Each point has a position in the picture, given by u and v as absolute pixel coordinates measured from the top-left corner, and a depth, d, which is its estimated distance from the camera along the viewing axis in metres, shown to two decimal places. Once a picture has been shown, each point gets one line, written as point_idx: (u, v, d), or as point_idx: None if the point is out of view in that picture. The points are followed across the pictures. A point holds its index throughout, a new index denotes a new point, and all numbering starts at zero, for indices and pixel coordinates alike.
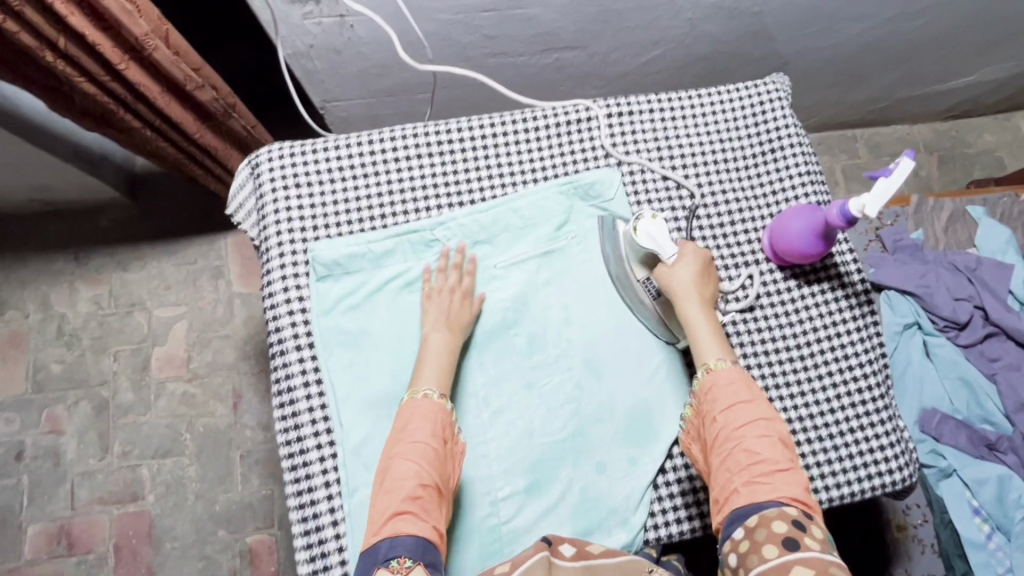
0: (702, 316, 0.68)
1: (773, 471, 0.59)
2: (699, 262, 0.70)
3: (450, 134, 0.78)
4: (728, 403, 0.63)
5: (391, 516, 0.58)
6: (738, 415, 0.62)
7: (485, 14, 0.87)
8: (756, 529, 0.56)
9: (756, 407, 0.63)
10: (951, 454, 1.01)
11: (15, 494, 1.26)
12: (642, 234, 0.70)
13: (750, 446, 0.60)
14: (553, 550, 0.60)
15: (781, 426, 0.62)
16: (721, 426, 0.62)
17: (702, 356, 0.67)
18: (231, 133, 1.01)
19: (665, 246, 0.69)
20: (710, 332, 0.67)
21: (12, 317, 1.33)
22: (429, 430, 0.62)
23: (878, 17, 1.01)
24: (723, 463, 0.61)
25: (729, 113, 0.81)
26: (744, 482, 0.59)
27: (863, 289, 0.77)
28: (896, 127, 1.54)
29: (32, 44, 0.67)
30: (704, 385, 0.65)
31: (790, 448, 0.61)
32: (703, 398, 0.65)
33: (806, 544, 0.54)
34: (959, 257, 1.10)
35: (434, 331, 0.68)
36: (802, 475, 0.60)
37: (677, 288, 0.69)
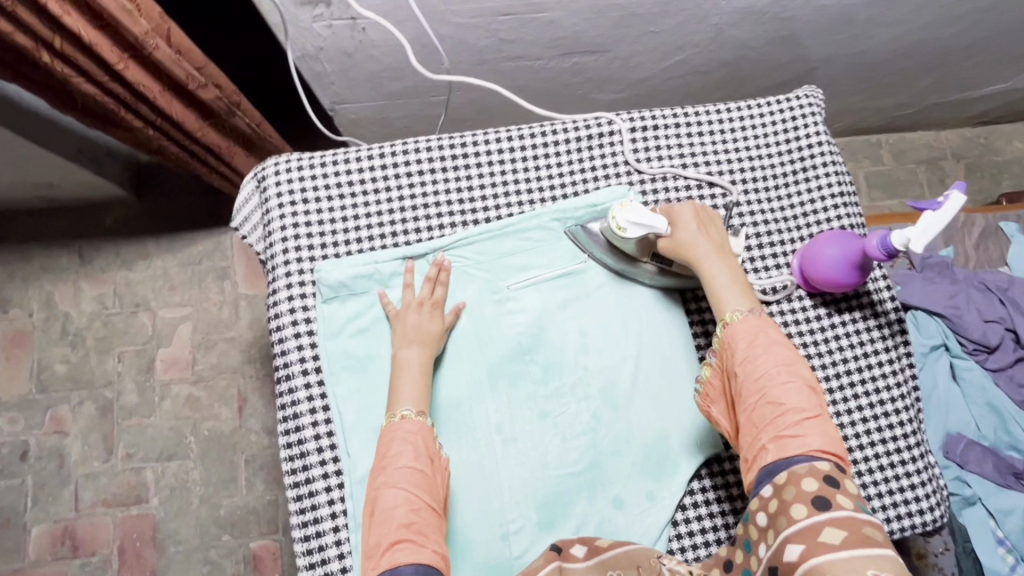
0: (718, 265, 0.66)
1: (801, 422, 0.56)
2: (695, 217, 0.68)
3: (466, 147, 0.74)
4: (751, 353, 0.59)
5: (389, 546, 0.54)
6: (761, 365, 0.58)
7: (502, 18, 0.83)
8: (784, 487, 0.53)
9: (781, 356, 0.59)
10: (976, 482, 0.97)
11: (20, 495, 1.25)
12: (627, 228, 0.67)
13: (775, 398, 0.57)
14: (564, 557, 0.60)
15: (807, 373, 0.58)
16: (744, 379, 0.59)
17: (721, 311, 0.64)
18: (235, 130, 0.97)
19: (655, 221, 0.67)
20: (726, 279, 0.65)
21: (17, 315, 1.31)
22: (412, 455, 0.59)
23: (916, 22, 0.96)
24: (748, 418, 0.58)
25: (759, 128, 0.77)
26: (771, 437, 0.56)
27: (896, 318, 0.74)
28: (922, 133, 1.49)
29: (27, 44, 0.63)
30: (724, 340, 0.62)
31: (818, 394, 0.58)
32: (725, 352, 0.61)
33: (839, 502, 0.51)
34: (989, 276, 1.07)
35: (406, 345, 0.66)
36: (833, 424, 0.56)
37: (683, 250, 0.67)
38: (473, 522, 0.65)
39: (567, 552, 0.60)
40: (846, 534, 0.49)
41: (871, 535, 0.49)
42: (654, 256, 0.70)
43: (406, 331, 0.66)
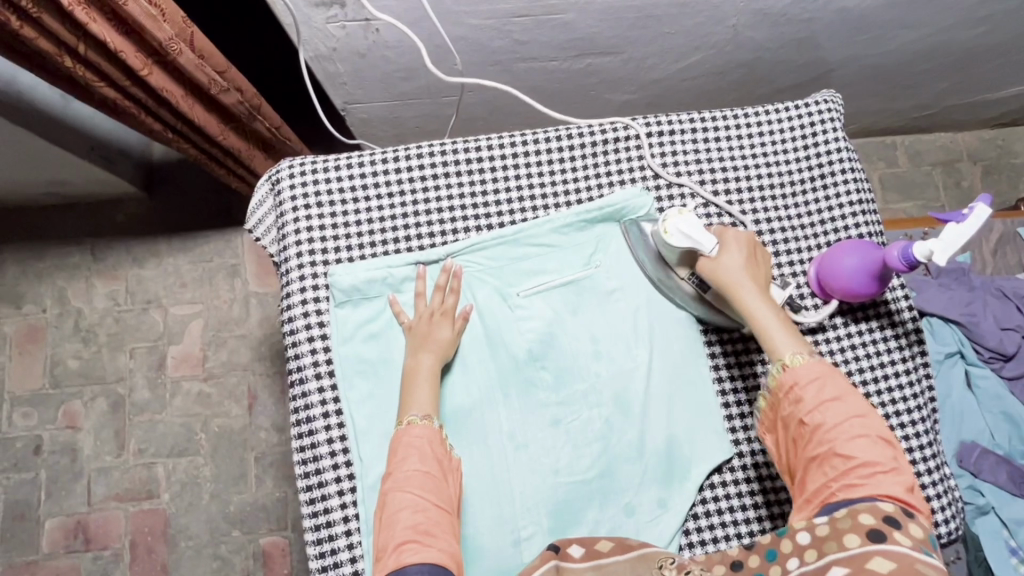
0: (763, 302, 0.63)
1: (872, 474, 0.54)
2: (745, 247, 0.66)
3: (480, 151, 0.74)
4: (818, 402, 0.57)
5: (395, 547, 0.54)
6: (831, 414, 0.57)
7: (518, 19, 0.82)
8: (840, 517, 0.51)
9: (851, 406, 0.57)
10: (990, 491, 0.96)
11: (34, 488, 1.26)
12: (674, 234, 0.65)
13: (845, 448, 0.55)
14: (562, 556, 0.59)
15: (880, 425, 0.56)
16: (811, 426, 0.57)
17: (776, 352, 0.61)
18: (254, 133, 0.96)
19: (704, 239, 0.65)
20: (775, 320, 0.62)
21: (30, 310, 1.32)
22: (419, 458, 0.59)
23: (938, 25, 0.94)
24: (814, 464, 0.56)
25: (777, 134, 0.76)
26: (838, 484, 0.54)
27: (914, 327, 0.73)
28: (939, 135, 1.47)
29: (50, 49, 0.63)
30: (784, 383, 0.59)
31: (893, 447, 0.55)
32: (786, 396, 0.59)
33: (897, 538, 0.49)
34: (1006, 283, 1.06)
35: (422, 352, 0.66)
36: (905, 478, 0.54)
37: (721, 276, 0.65)
38: (485, 527, 0.65)
39: (565, 552, 0.59)
40: (895, 566, 0.47)
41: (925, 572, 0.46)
42: (694, 273, 0.68)
43: (421, 339, 0.67)
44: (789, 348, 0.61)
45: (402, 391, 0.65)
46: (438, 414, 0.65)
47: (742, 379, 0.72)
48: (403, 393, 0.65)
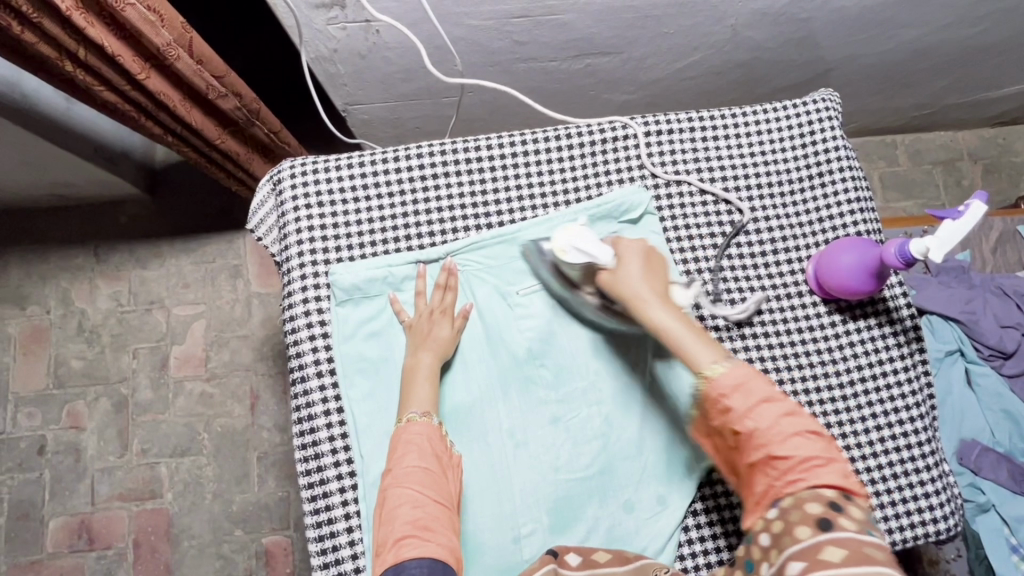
0: (670, 311, 0.61)
1: (811, 469, 0.53)
2: (644, 258, 0.65)
3: (479, 151, 0.74)
4: (749, 406, 0.55)
5: (394, 543, 0.55)
6: (761, 417, 0.55)
7: (517, 20, 0.82)
8: (789, 511, 0.51)
9: (779, 403, 0.55)
10: (990, 489, 0.96)
11: (38, 489, 1.27)
12: (569, 252, 0.65)
13: (782, 449, 0.54)
14: (559, 562, 0.60)
15: (809, 417, 0.55)
16: (744, 433, 0.55)
17: (697, 365, 0.58)
18: (254, 138, 0.97)
19: (598, 253, 0.64)
20: (687, 329, 0.60)
21: (34, 311, 1.33)
22: (419, 455, 0.60)
23: (937, 23, 0.94)
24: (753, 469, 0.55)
25: (775, 133, 0.76)
26: (781, 482, 0.53)
27: (912, 325, 0.73)
28: (939, 134, 1.47)
29: (51, 53, 0.64)
30: (711, 394, 0.57)
31: (824, 435, 0.55)
32: (716, 405, 0.57)
33: (842, 525, 0.49)
34: (1006, 281, 1.06)
35: (423, 351, 0.66)
36: (843, 465, 0.53)
37: (622, 291, 0.63)
38: (485, 524, 0.65)
39: (563, 558, 0.61)
40: (846, 552, 0.47)
41: (872, 554, 0.47)
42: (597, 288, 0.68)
43: (421, 337, 0.67)
44: (705, 357, 0.58)
45: (402, 388, 0.65)
46: (438, 412, 0.65)
47: None
48: (403, 391, 0.66)
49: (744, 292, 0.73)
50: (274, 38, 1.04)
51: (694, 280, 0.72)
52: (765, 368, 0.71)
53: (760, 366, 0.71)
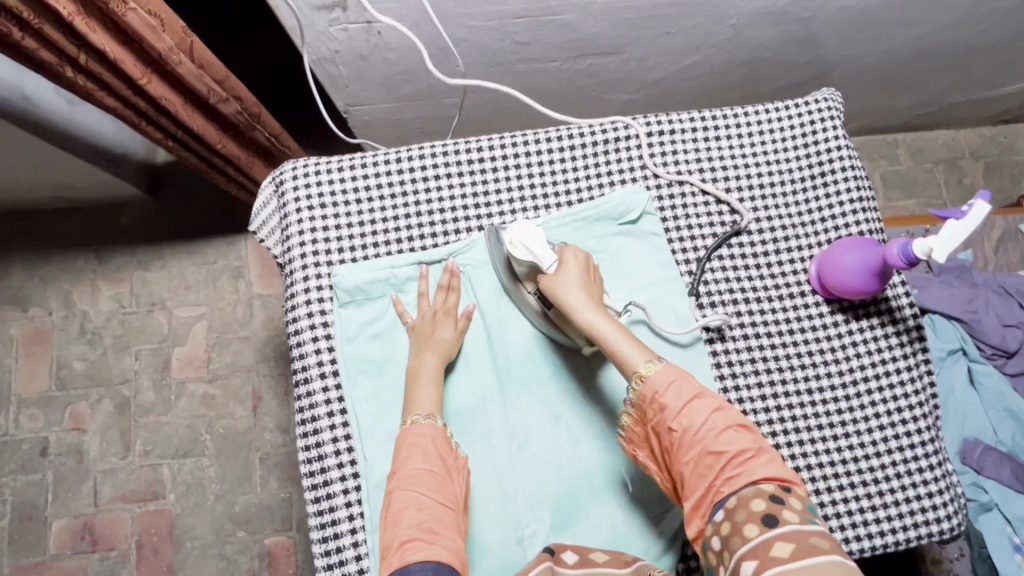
0: (605, 315, 0.63)
1: (745, 462, 0.55)
2: (580, 261, 0.66)
3: (481, 151, 0.75)
4: (679, 405, 0.57)
5: (400, 545, 0.55)
6: (694, 414, 0.57)
7: (518, 20, 0.82)
8: (735, 510, 0.53)
9: (709, 400, 0.58)
10: (993, 488, 0.96)
11: (41, 490, 1.27)
12: (518, 248, 0.65)
13: (715, 447, 0.55)
14: (557, 559, 0.61)
15: (734, 411, 0.58)
16: (679, 431, 0.57)
17: (631, 365, 0.60)
18: (254, 142, 0.97)
19: (543, 255, 0.65)
20: (622, 333, 0.62)
21: (36, 313, 1.33)
22: (423, 456, 0.60)
23: (938, 22, 0.94)
24: (691, 468, 0.56)
25: (777, 133, 0.76)
26: (720, 480, 0.55)
27: (915, 324, 0.73)
28: (940, 132, 1.47)
29: (52, 59, 0.64)
30: (645, 394, 0.59)
31: (751, 429, 0.58)
32: (652, 408, 0.59)
33: (785, 518, 0.51)
34: (1009, 280, 1.06)
35: (426, 352, 0.66)
36: (771, 454, 0.56)
37: (561, 295, 0.64)
38: (488, 525, 0.65)
39: (560, 556, 0.61)
40: (794, 547, 0.49)
41: (818, 544, 0.49)
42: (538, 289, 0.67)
43: (424, 339, 0.67)
44: (639, 359, 0.60)
45: (406, 390, 0.65)
46: (441, 413, 0.65)
47: (742, 375, 0.71)
48: (406, 392, 0.66)
49: (746, 292, 0.73)
50: (275, 41, 1.05)
51: (696, 279, 0.72)
52: (768, 367, 0.71)
53: (762, 365, 0.71)
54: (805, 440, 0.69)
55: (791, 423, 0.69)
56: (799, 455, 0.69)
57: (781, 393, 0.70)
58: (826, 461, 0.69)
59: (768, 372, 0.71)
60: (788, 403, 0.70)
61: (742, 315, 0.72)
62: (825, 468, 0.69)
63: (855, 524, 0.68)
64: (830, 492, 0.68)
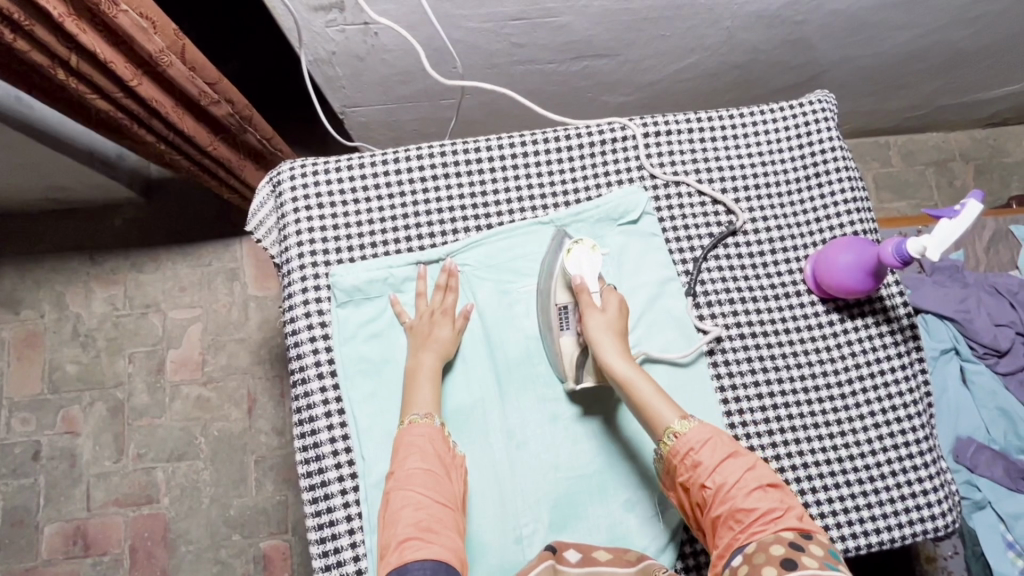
0: (639, 369, 0.63)
1: (770, 516, 0.55)
2: (619, 310, 0.66)
3: (478, 152, 0.75)
4: (710, 460, 0.58)
5: (399, 544, 0.55)
6: (727, 472, 0.57)
7: (515, 22, 0.83)
8: (754, 554, 0.53)
9: (742, 458, 0.58)
10: (986, 486, 0.97)
11: (33, 494, 1.26)
12: (572, 257, 0.69)
13: (742, 499, 0.56)
14: (558, 558, 0.61)
15: (765, 469, 0.58)
16: (712, 489, 0.57)
17: (662, 421, 0.60)
18: (247, 145, 0.96)
19: (592, 281, 0.68)
20: (656, 390, 0.62)
21: (28, 315, 1.32)
22: (420, 457, 0.60)
23: (929, 25, 0.95)
24: (719, 523, 0.57)
25: (773, 134, 0.77)
26: (744, 532, 0.55)
27: (909, 323, 0.74)
28: (931, 135, 1.48)
29: (43, 62, 0.63)
30: (677, 450, 0.59)
31: (780, 487, 0.58)
32: (680, 463, 0.59)
33: (804, 562, 0.51)
34: (1000, 280, 1.08)
35: (424, 352, 0.66)
36: (798, 511, 0.56)
37: (591, 328, 0.65)
38: (487, 524, 0.65)
39: (561, 555, 0.61)
40: None
41: None
42: (569, 312, 0.69)
43: (422, 338, 0.67)
44: (670, 416, 0.60)
45: (404, 389, 0.65)
46: (439, 413, 0.65)
47: (739, 375, 0.71)
48: (404, 392, 0.66)
49: (743, 292, 0.73)
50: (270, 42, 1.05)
51: (693, 280, 0.73)
52: (765, 368, 0.71)
53: (759, 366, 0.71)
54: (801, 439, 0.70)
55: (789, 423, 0.70)
56: (796, 454, 0.69)
57: (777, 393, 0.71)
58: (822, 461, 0.69)
59: (766, 373, 0.71)
60: (784, 402, 0.70)
61: (739, 315, 0.73)
62: (821, 467, 0.69)
63: (852, 522, 0.68)
64: (827, 491, 0.68)
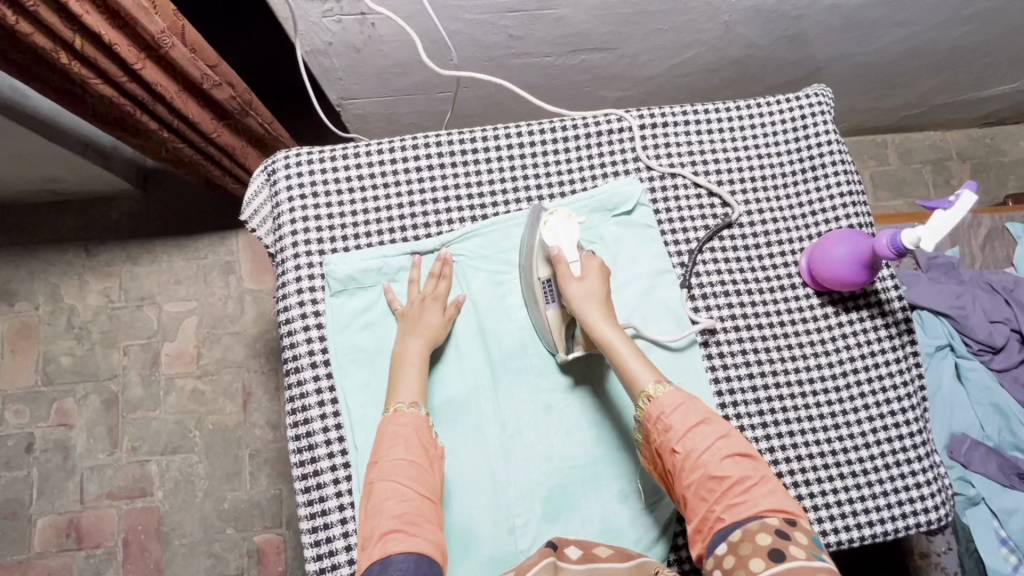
0: (615, 330, 0.63)
1: (747, 489, 0.55)
2: (601, 277, 0.66)
3: (474, 142, 0.74)
4: (683, 428, 0.58)
5: (381, 536, 0.54)
6: (699, 438, 0.57)
7: (512, 14, 0.82)
8: (740, 544, 0.52)
9: (714, 425, 0.58)
10: (979, 482, 0.97)
11: (26, 487, 1.25)
12: (549, 228, 0.67)
13: (718, 471, 0.55)
14: (559, 555, 0.58)
15: (740, 439, 0.58)
16: (682, 454, 0.57)
17: (639, 384, 0.61)
18: (247, 132, 0.96)
19: (570, 250, 0.66)
20: (633, 353, 0.63)
21: (22, 308, 1.32)
22: (405, 447, 0.59)
23: (927, 22, 0.95)
24: (692, 492, 0.56)
25: (769, 127, 0.77)
26: (721, 506, 0.55)
27: (904, 316, 0.74)
28: (928, 134, 1.49)
29: (46, 46, 0.62)
30: (651, 415, 0.59)
31: (755, 457, 0.58)
32: (653, 427, 0.60)
33: (792, 553, 0.50)
34: (995, 277, 1.08)
35: (412, 337, 0.66)
36: (775, 484, 0.56)
37: (572, 297, 0.65)
38: (480, 514, 0.65)
39: (562, 551, 0.58)
40: None
41: None
42: (551, 281, 0.68)
43: (411, 323, 0.67)
44: (646, 379, 0.61)
45: (390, 381, 0.65)
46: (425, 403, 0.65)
47: (733, 368, 0.71)
48: (390, 378, 0.65)
49: (738, 284, 0.73)
50: (268, 34, 1.04)
51: (688, 271, 0.72)
52: (759, 359, 0.71)
53: (753, 358, 0.71)
54: (795, 432, 0.70)
55: (782, 416, 0.70)
56: (789, 447, 0.69)
57: (772, 385, 0.71)
58: (816, 453, 0.69)
59: (760, 365, 0.71)
60: (777, 396, 0.70)
61: (734, 308, 0.73)
62: (815, 459, 0.69)
63: (844, 515, 0.68)
64: (820, 483, 0.69)
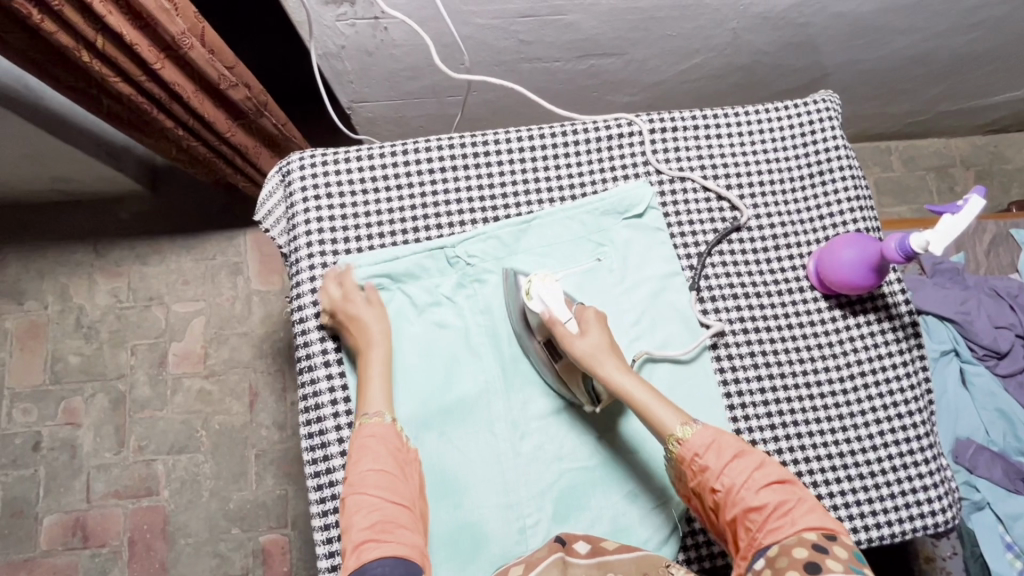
0: (626, 377, 0.63)
1: (786, 513, 0.56)
2: (597, 323, 0.65)
3: (486, 145, 0.75)
4: (719, 466, 0.58)
5: (354, 547, 0.56)
6: (736, 473, 0.58)
7: (523, 19, 0.84)
8: (777, 557, 0.53)
9: (749, 457, 0.59)
10: (985, 487, 0.97)
11: (32, 485, 1.26)
12: (535, 298, 0.65)
13: (758, 501, 0.56)
14: (568, 550, 0.59)
15: (773, 465, 0.59)
16: (723, 491, 0.58)
17: (665, 428, 0.61)
18: (261, 132, 0.98)
19: (561, 311, 0.64)
20: (652, 397, 0.62)
21: (31, 307, 1.32)
22: (373, 458, 0.59)
23: (932, 30, 0.96)
24: (737, 527, 0.57)
25: (776, 132, 0.78)
26: (763, 532, 0.55)
27: (911, 320, 0.74)
28: (932, 141, 1.50)
29: (68, 44, 0.63)
30: (684, 458, 0.60)
31: (790, 481, 0.58)
32: (690, 471, 0.60)
33: (829, 565, 0.51)
34: (1000, 283, 1.09)
35: (369, 351, 0.66)
36: (812, 503, 0.57)
37: (580, 359, 0.63)
38: (491, 514, 0.66)
39: (571, 546, 0.59)
40: None
41: None
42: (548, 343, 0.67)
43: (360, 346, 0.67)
44: (673, 422, 0.61)
45: (359, 387, 0.65)
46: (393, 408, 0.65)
47: (742, 370, 0.72)
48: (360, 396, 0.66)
49: (746, 287, 0.74)
50: (279, 37, 1.05)
51: (697, 274, 0.73)
52: (767, 361, 0.72)
53: (762, 360, 0.72)
54: (803, 435, 0.70)
55: (791, 419, 0.70)
56: (797, 449, 0.70)
57: (780, 387, 0.71)
58: (824, 455, 0.70)
59: (768, 367, 0.72)
60: (785, 398, 0.71)
61: (743, 310, 0.73)
62: (823, 461, 0.70)
63: (852, 516, 0.69)
64: (828, 485, 0.69)
